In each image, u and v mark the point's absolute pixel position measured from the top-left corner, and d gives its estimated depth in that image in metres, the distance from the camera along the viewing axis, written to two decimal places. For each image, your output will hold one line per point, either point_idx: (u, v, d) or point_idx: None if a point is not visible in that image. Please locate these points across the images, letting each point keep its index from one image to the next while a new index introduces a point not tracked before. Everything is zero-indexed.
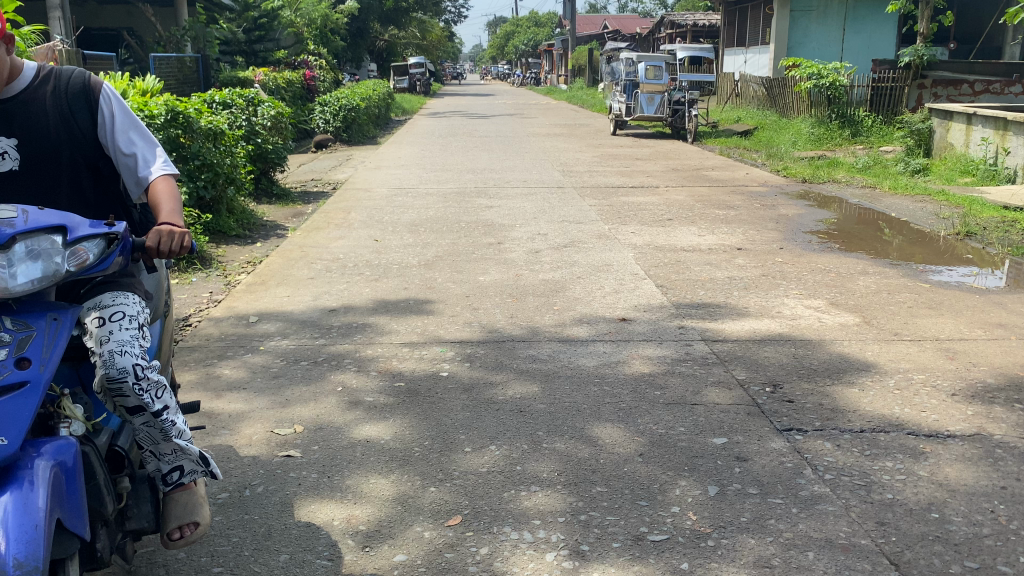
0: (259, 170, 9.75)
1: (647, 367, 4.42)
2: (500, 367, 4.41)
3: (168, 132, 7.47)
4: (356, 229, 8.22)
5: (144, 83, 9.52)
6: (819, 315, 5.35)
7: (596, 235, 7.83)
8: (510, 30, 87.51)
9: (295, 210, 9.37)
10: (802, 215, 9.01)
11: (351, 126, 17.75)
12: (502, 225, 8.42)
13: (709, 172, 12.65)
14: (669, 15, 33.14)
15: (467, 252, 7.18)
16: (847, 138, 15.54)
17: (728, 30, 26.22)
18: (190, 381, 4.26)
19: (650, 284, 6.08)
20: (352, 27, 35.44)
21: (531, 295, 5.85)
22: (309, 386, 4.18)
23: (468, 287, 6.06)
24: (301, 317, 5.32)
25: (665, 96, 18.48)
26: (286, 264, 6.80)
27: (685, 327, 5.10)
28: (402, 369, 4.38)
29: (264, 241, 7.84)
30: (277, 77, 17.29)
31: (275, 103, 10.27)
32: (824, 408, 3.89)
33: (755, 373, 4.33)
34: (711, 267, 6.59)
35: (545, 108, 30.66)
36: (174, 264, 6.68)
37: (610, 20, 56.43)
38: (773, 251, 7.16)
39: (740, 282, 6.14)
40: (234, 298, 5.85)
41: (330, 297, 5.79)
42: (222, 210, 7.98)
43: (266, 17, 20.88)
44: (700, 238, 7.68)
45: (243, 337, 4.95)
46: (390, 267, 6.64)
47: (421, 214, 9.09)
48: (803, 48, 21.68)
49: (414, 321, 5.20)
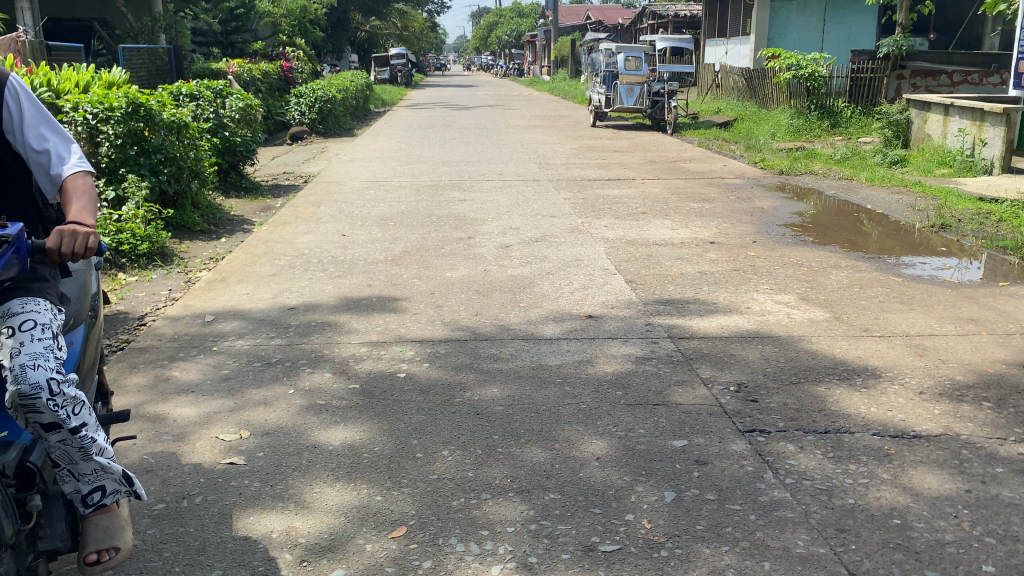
0: (227, 163, 9.56)
1: (612, 366, 4.31)
2: (462, 367, 4.27)
3: (129, 125, 7.31)
4: (323, 224, 8.06)
5: (110, 76, 9.34)
6: (788, 311, 5.26)
7: (568, 229, 7.72)
8: (493, 22, 87.06)
9: (264, 204, 9.19)
10: (779, 207, 8.94)
11: (328, 117, 17.49)
12: (474, 219, 8.29)
13: (687, 164, 12.55)
14: (650, 6, 33.05)
15: (436, 247, 7.04)
16: (825, 129, 15.54)
17: (710, 20, 26.30)
18: (136, 382, 4.09)
19: (619, 280, 5.98)
20: (332, 17, 34.90)
21: (497, 291, 5.72)
22: (262, 388, 4.03)
23: (434, 283, 5.92)
24: (259, 315, 5.16)
25: (644, 88, 18.38)
26: (248, 261, 6.63)
27: (653, 324, 4.99)
28: (360, 370, 4.25)
29: (229, 236, 7.66)
30: (252, 69, 17.01)
31: (245, 95, 10.05)
32: (789, 409, 3.80)
33: (722, 371, 4.23)
34: (682, 261, 6.50)
35: (528, 100, 30.48)
36: (133, 262, 6.51)
37: (593, 11, 56.08)
38: (746, 245, 7.07)
39: (711, 277, 6.04)
40: (193, 296, 5.68)
41: (291, 295, 5.62)
42: (187, 204, 7.80)
43: (242, 8, 20.51)
44: (673, 231, 7.58)
45: (197, 336, 4.78)
46: (355, 263, 6.49)
47: (392, 208, 8.92)
48: (783, 37, 22.11)
49: (376, 319, 5.05)
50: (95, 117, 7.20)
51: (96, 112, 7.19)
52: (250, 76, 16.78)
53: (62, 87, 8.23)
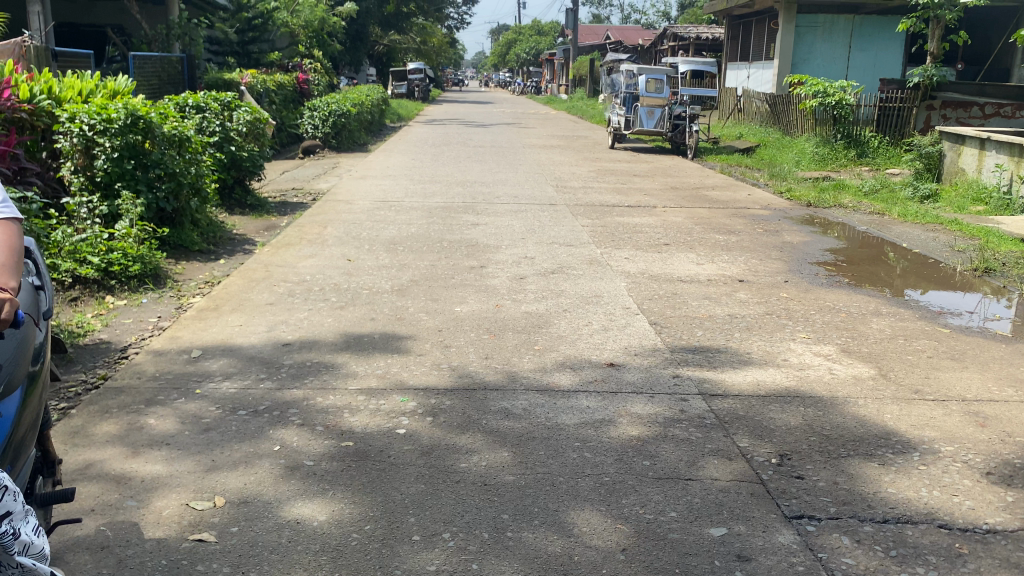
0: (232, 179, 9.17)
1: (636, 429, 3.84)
2: (467, 424, 3.82)
3: (127, 137, 6.93)
4: (329, 247, 7.65)
5: (116, 84, 8.99)
6: (830, 366, 4.80)
7: (586, 261, 7.28)
8: (511, 40, 87.09)
9: (269, 223, 8.80)
10: (809, 242, 8.49)
11: (342, 131, 17.14)
12: (487, 246, 7.86)
13: (709, 192, 12.09)
14: (671, 28, 32.71)
15: (446, 277, 6.62)
16: (852, 159, 15.17)
17: (731, 44, 25.96)
18: (106, 430, 3.66)
19: (643, 321, 5.52)
20: (351, 30, 34.66)
21: (510, 330, 5.27)
22: (244, 445, 3.60)
23: (442, 319, 5.48)
24: (250, 351, 4.74)
25: (665, 110, 17.93)
26: (245, 286, 6.21)
27: (681, 376, 4.54)
28: (354, 425, 3.81)
29: (229, 257, 7.26)
30: (267, 79, 16.73)
31: (255, 108, 9.65)
32: (839, 489, 3.34)
33: (760, 441, 3.77)
34: (710, 301, 6.04)
35: (545, 119, 30.11)
36: (124, 285, 6.11)
37: (613, 32, 55.82)
38: (777, 284, 6.62)
39: (742, 321, 5.59)
40: (183, 326, 5.26)
41: (287, 328, 5.18)
42: (186, 222, 7.40)
43: (261, 19, 20.31)
44: (698, 266, 7.14)
45: (180, 375, 4.35)
46: (359, 293, 6.06)
47: (402, 231, 8.52)
48: (809, 63, 21.35)
49: (376, 361, 4.60)
50: (92, 128, 6.83)
51: (93, 122, 6.82)
52: (264, 87, 16.51)
53: (63, 95, 7.87)
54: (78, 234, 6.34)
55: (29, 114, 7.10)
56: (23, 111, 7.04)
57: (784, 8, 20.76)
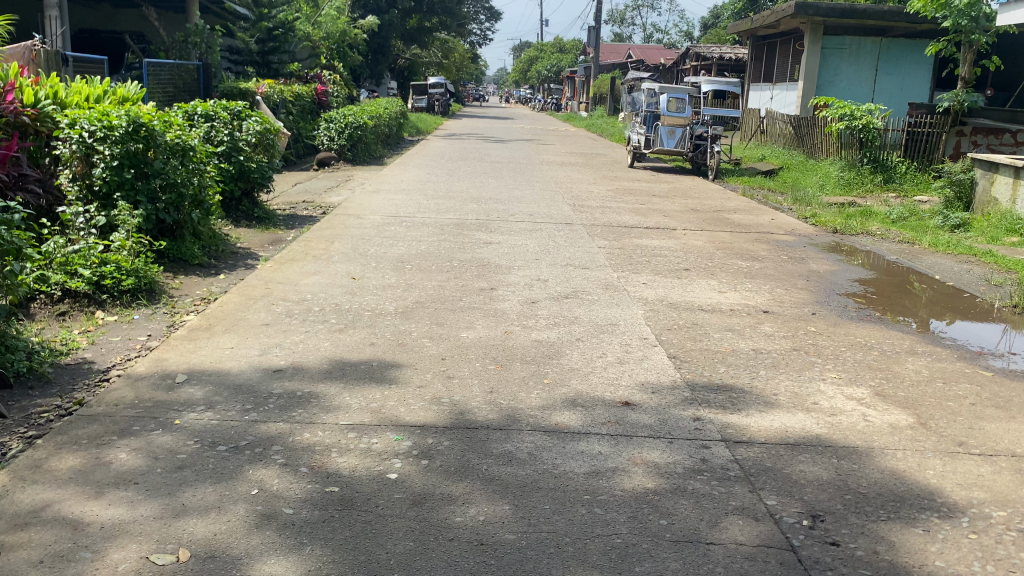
0: (240, 191, 8.91)
1: (651, 480, 3.48)
2: (465, 470, 3.48)
3: (127, 145, 6.67)
4: (334, 264, 7.34)
5: (125, 90, 8.76)
6: (864, 412, 4.41)
7: (602, 285, 6.93)
8: (533, 57, 87.07)
9: (275, 236, 8.52)
10: (836, 271, 8.11)
11: (357, 144, 16.90)
12: (499, 267, 7.52)
13: (732, 214, 11.72)
14: (694, 47, 32.41)
15: (454, 299, 6.29)
16: (878, 184, 14.83)
17: (755, 64, 25.61)
18: (70, 464, 3.36)
19: (661, 354, 5.15)
20: (372, 43, 34.53)
21: (518, 360, 4.91)
22: (218, 486, 3.26)
23: (447, 346, 5.14)
24: (238, 378, 4.42)
25: (687, 130, 17.59)
26: (242, 304, 5.90)
27: (702, 419, 4.16)
28: (341, 467, 3.47)
29: (229, 272, 6.97)
30: (284, 89, 16.57)
31: (265, 118, 9.34)
32: (880, 561, 2.95)
33: (789, 499, 3.40)
34: (733, 334, 5.67)
35: (564, 136, 29.82)
36: (115, 299, 5.83)
37: (635, 50, 55.56)
38: (804, 317, 6.25)
39: (767, 357, 5.22)
40: (172, 346, 4.96)
41: (281, 352, 4.87)
42: (186, 235, 7.13)
43: (281, 29, 20.18)
44: (721, 294, 6.78)
45: (159, 404, 4.04)
46: (360, 315, 5.74)
47: (412, 248, 8.22)
48: (834, 85, 20.99)
49: (371, 394, 4.27)
50: (91, 135, 6.59)
51: (93, 129, 6.58)
52: (281, 98, 16.35)
53: (69, 99, 7.65)
54: (71, 245, 6.08)
55: (32, 119, 6.89)
56: (26, 116, 6.82)
57: (810, 29, 20.37)
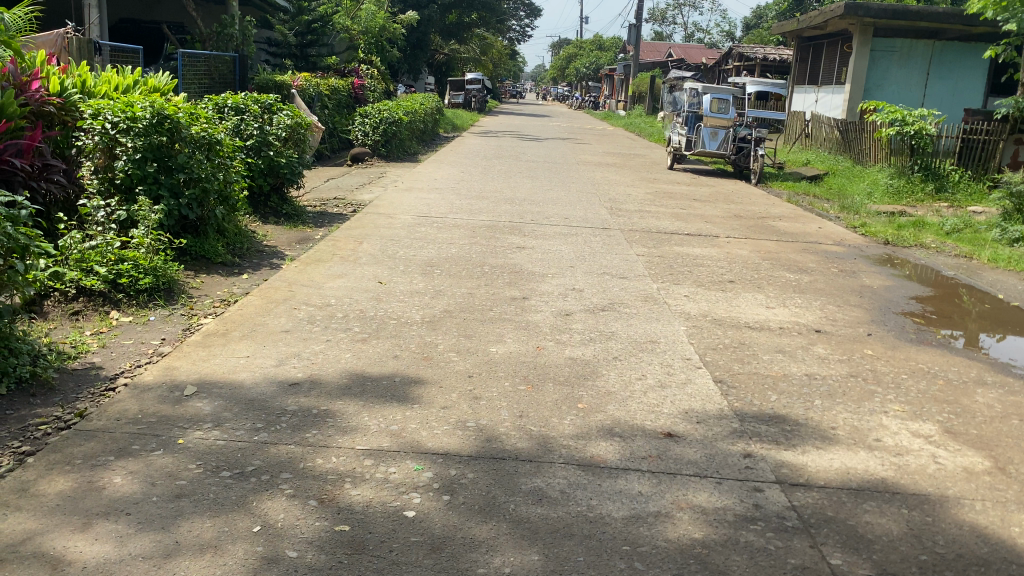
0: (269, 186, 8.66)
1: (700, 529, 3.10)
2: (491, 510, 3.12)
3: (151, 138, 6.42)
4: (361, 266, 7.05)
5: (156, 80, 8.54)
6: (934, 452, 3.98)
7: (641, 297, 6.55)
8: (572, 54, 86.36)
9: (302, 234, 8.27)
10: (890, 286, 7.64)
11: (391, 140, 16.64)
12: (532, 274, 7.17)
13: (776, 222, 11.23)
14: (737, 47, 31.70)
15: (484, 309, 5.95)
16: (929, 193, 14.26)
17: (800, 66, 24.92)
18: (59, 489, 3.07)
19: (707, 377, 4.77)
20: (411, 37, 34.22)
21: (551, 380, 4.55)
22: (218, 519, 2.95)
23: (474, 361, 4.80)
24: (250, 392, 4.12)
25: (730, 132, 17.02)
26: (263, 308, 5.62)
27: (754, 456, 3.77)
28: (354, 501, 3.13)
29: (252, 272, 6.70)
30: (319, 83, 16.39)
31: (298, 112, 9.05)
32: None
33: (856, 558, 2.99)
34: (783, 357, 5.26)
35: (602, 135, 29.35)
36: (132, 299, 5.58)
37: (676, 49, 54.72)
38: (859, 338, 5.82)
39: (822, 384, 4.81)
40: (186, 353, 4.68)
41: (299, 363, 4.56)
42: (210, 232, 6.87)
43: (320, 21, 19.98)
44: (769, 311, 6.38)
45: (164, 420, 3.75)
46: (385, 323, 5.43)
47: (442, 251, 7.90)
48: (883, 90, 20.28)
49: (391, 414, 3.93)
50: (114, 126, 6.36)
51: (116, 120, 6.35)
52: (316, 91, 16.16)
53: (98, 88, 7.42)
54: (89, 240, 5.86)
55: (58, 109, 6.68)
56: (51, 105, 6.61)
57: (859, 31, 19.70)
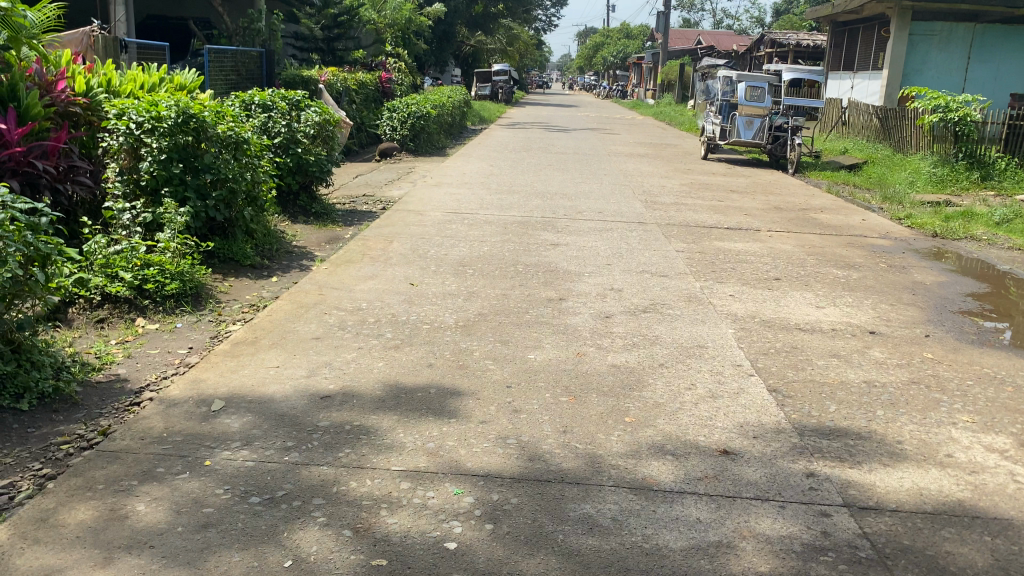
0: (297, 185, 8.49)
1: (766, 562, 2.84)
2: (537, 541, 2.89)
3: (176, 138, 6.25)
4: (392, 267, 6.84)
5: (182, 77, 8.39)
6: (1013, 470, 3.68)
7: (683, 297, 6.28)
8: (599, 43, 85.57)
9: (332, 234, 8.09)
10: (944, 282, 7.27)
11: (420, 134, 16.43)
12: (568, 273, 6.92)
13: (818, 214, 10.85)
14: (769, 33, 31.06)
15: (521, 312, 5.72)
16: (974, 182, 13.76)
17: (835, 51, 24.30)
18: (80, 519, 2.91)
19: (759, 386, 4.51)
20: (437, 30, 34.00)
21: (595, 390, 4.30)
22: (248, 553, 2.75)
23: (513, 370, 4.57)
24: (280, 407, 3.93)
25: (765, 121, 16.60)
26: (292, 313, 5.43)
27: (817, 476, 3.50)
28: (392, 531, 2.92)
29: (282, 275, 6.52)
30: (347, 77, 16.23)
31: (326, 109, 8.79)
32: None
33: None
34: (839, 362, 4.98)
35: (631, 125, 28.94)
36: (159, 305, 5.43)
37: (705, 36, 53.89)
38: (916, 340, 5.50)
39: (882, 392, 4.52)
40: (213, 363, 4.50)
41: (330, 373, 4.36)
42: (238, 234, 6.69)
43: (346, 15, 19.83)
44: (819, 311, 6.09)
45: (191, 438, 3.58)
46: (418, 328, 5.21)
47: (475, 249, 7.69)
48: (922, 75, 19.61)
49: (428, 430, 3.72)
50: (139, 126, 6.19)
51: (141, 120, 6.18)
52: (343, 86, 16.01)
53: (124, 86, 7.27)
54: (115, 245, 5.70)
55: (84, 109, 6.55)
56: (77, 105, 6.48)
57: (897, 15, 19.11)
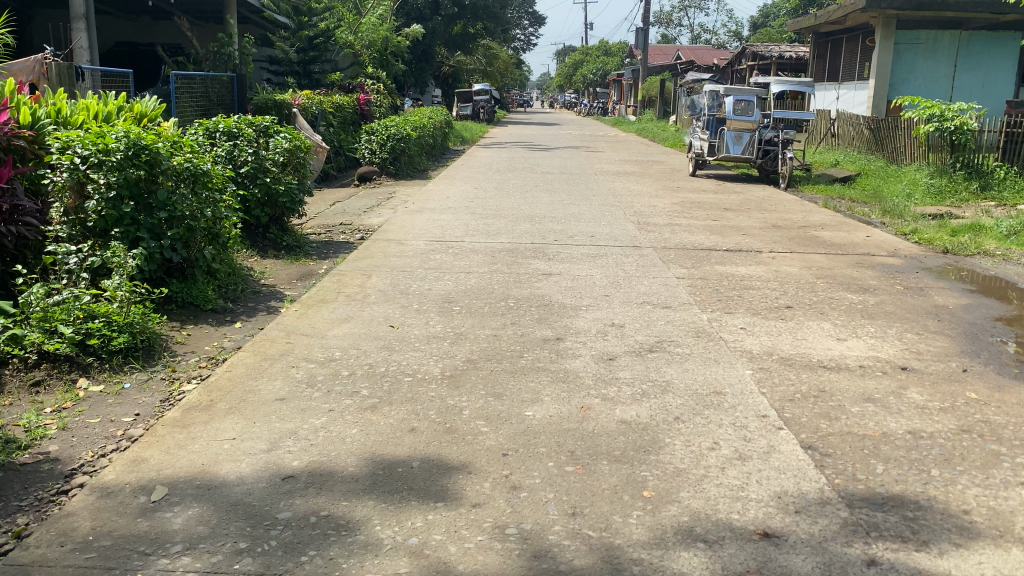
0: (267, 217, 7.88)
1: None
2: None
3: (126, 172, 5.63)
4: (369, 307, 6.23)
5: (143, 105, 7.76)
6: None
7: (693, 332, 5.70)
8: (578, 61, 85.57)
9: (305, 269, 7.47)
10: (968, 305, 6.73)
11: (399, 157, 15.83)
12: (563, 307, 6.34)
13: (819, 231, 10.34)
14: (750, 46, 30.78)
15: (513, 357, 5.11)
16: (974, 192, 13.33)
17: (819, 62, 24.00)
18: None
19: (794, 445, 3.91)
20: (416, 50, 33.44)
21: (605, 456, 3.69)
22: None
23: (508, 432, 3.95)
24: (233, 493, 3.30)
25: (755, 134, 16.16)
26: (255, 369, 4.80)
27: (880, 564, 2.91)
28: None
29: (247, 320, 5.90)
30: (322, 100, 15.66)
31: (296, 135, 8.23)
32: None
33: None
34: (877, 409, 4.40)
35: (615, 141, 28.50)
36: (105, 363, 4.79)
37: (684, 51, 53.85)
38: (956, 377, 4.93)
39: (933, 446, 3.94)
40: (160, 437, 3.87)
41: (296, 446, 3.74)
42: (198, 275, 6.08)
43: (321, 37, 19.34)
44: (842, 345, 5.53)
45: (123, 543, 2.94)
46: (398, 382, 4.60)
47: (460, 283, 7.09)
48: (908, 84, 19.34)
49: (409, 521, 3.10)
50: (85, 161, 5.56)
51: (86, 154, 5.56)
52: (320, 109, 15.43)
53: (75, 117, 6.64)
54: (56, 294, 5.07)
55: (29, 142, 5.94)
56: (21, 138, 5.85)
57: (883, 23, 18.77)
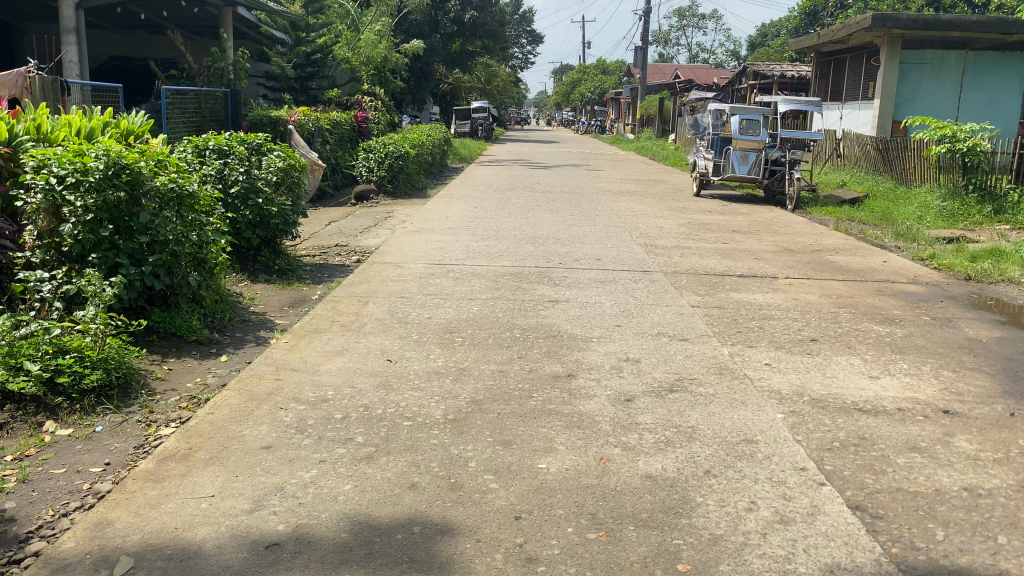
0: (258, 240, 7.47)
1: None
2: None
3: (106, 194, 5.22)
4: (365, 338, 5.81)
5: (130, 121, 7.36)
6: None
7: (715, 368, 5.30)
8: (576, 79, 85.63)
9: (298, 295, 7.06)
10: (1001, 338, 6.35)
11: (397, 175, 15.46)
12: (573, 339, 5.94)
13: (833, 255, 9.97)
14: (751, 65, 30.59)
15: (523, 397, 4.70)
16: (987, 215, 12.98)
17: (822, 81, 23.78)
18: None
19: (839, 504, 3.49)
20: (414, 68, 33.16)
21: (630, 520, 3.28)
22: None
23: (519, 489, 3.52)
24: (208, 567, 2.87)
25: (761, 155, 15.84)
26: (240, 410, 4.38)
27: None
28: None
29: (233, 352, 5.48)
30: (319, 117, 15.31)
31: (291, 154, 7.84)
32: None
33: None
34: (925, 460, 3.99)
35: (615, 160, 28.17)
36: (74, 403, 4.36)
37: (683, 70, 53.76)
38: (1004, 422, 4.53)
39: (994, 506, 3.53)
40: (130, 494, 3.44)
41: (281, 506, 3.31)
42: (183, 304, 5.67)
43: (319, 53, 19.01)
44: (876, 384, 5.13)
45: None
46: (396, 428, 4.17)
47: (462, 310, 6.68)
48: (914, 104, 19.06)
49: None
50: (61, 181, 5.14)
51: (63, 173, 5.15)
52: (316, 126, 15.06)
53: (55, 132, 6.23)
54: (26, 326, 4.65)
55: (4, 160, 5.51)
56: None
57: (888, 43, 18.51)
